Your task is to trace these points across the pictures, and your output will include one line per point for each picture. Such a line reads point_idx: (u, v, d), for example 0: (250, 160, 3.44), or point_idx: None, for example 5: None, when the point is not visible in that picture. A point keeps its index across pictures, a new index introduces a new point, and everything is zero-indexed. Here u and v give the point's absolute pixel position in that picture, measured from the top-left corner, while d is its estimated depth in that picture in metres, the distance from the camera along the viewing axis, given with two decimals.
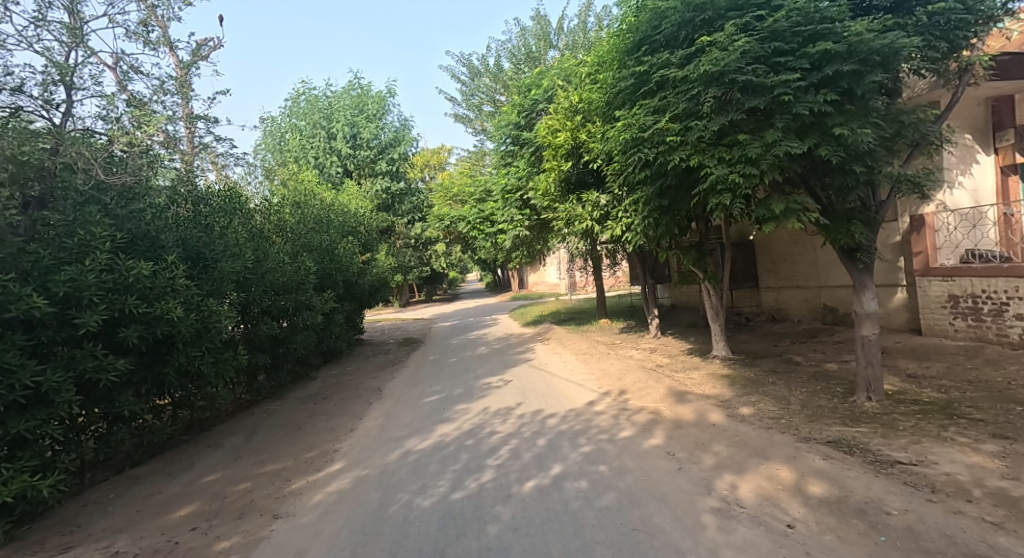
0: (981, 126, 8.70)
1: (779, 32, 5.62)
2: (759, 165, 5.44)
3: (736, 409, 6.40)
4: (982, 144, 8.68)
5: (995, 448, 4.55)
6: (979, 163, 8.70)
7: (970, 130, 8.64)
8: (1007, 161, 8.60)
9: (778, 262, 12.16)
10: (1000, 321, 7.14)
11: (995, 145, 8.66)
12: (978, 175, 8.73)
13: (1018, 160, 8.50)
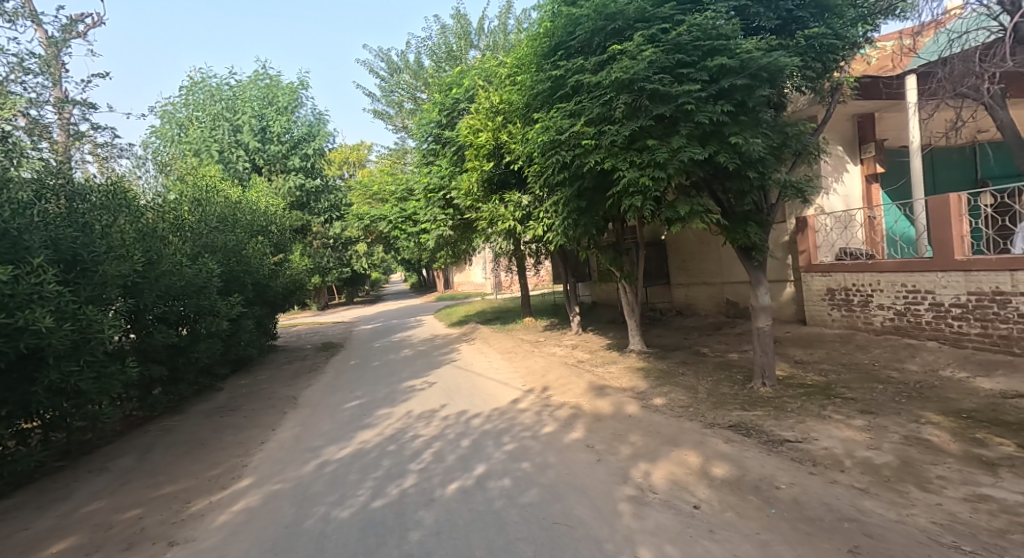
0: (850, 139, 9.79)
1: (682, 45, 5.97)
2: (666, 169, 5.80)
3: (650, 400, 6.77)
4: (850, 155, 9.78)
5: (863, 423, 5.17)
6: (849, 171, 9.79)
7: (841, 142, 9.69)
8: (870, 171, 9.74)
9: (687, 260, 12.98)
10: (867, 310, 8.11)
11: (861, 157, 9.79)
12: (850, 182, 9.83)
13: (878, 170, 9.66)
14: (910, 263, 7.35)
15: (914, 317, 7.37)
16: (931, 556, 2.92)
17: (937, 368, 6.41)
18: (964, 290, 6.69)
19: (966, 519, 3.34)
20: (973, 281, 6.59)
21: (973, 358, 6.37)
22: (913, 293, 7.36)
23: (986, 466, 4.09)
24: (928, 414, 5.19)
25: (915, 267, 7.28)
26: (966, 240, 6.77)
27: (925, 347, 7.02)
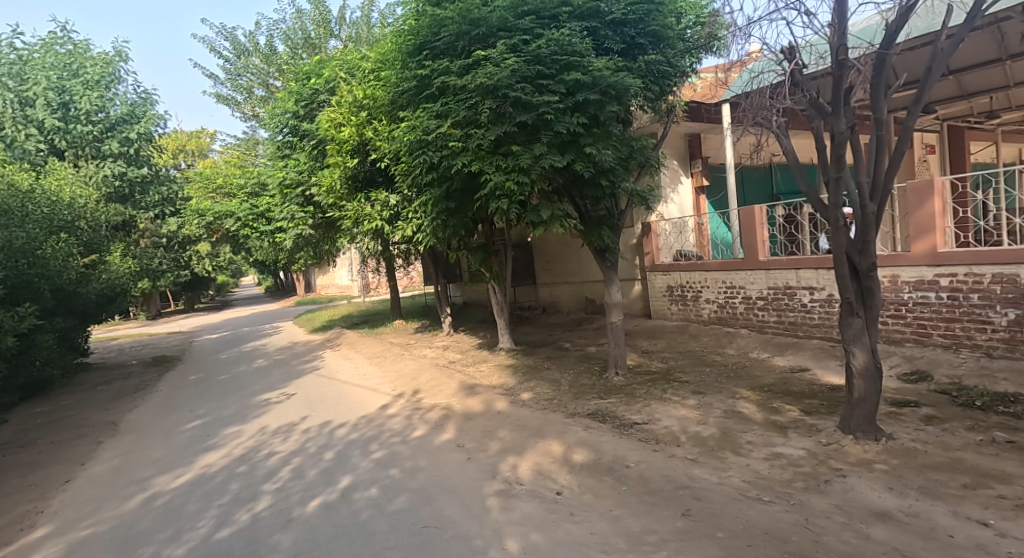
0: (682, 155, 11.15)
1: (541, 58, 6.29)
2: (529, 174, 6.12)
3: (517, 395, 7.07)
4: (683, 169, 11.14)
5: (695, 402, 5.96)
6: (682, 184, 11.15)
7: (675, 157, 11.01)
8: (698, 184, 11.19)
9: (551, 261, 13.74)
10: (698, 304, 9.32)
11: (691, 171, 11.20)
12: (683, 192, 11.20)
13: (704, 183, 11.13)
14: (729, 263, 8.61)
15: (732, 309, 8.65)
16: (743, 509, 3.49)
17: (748, 351, 7.60)
18: (765, 286, 8.02)
19: (767, 475, 4.06)
20: (772, 278, 7.92)
21: (772, 341, 7.67)
22: (731, 288, 8.63)
23: (780, 429, 4.98)
24: (742, 390, 6.15)
25: (732, 266, 8.55)
26: (766, 244, 8.13)
27: (742, 334, 8.28)
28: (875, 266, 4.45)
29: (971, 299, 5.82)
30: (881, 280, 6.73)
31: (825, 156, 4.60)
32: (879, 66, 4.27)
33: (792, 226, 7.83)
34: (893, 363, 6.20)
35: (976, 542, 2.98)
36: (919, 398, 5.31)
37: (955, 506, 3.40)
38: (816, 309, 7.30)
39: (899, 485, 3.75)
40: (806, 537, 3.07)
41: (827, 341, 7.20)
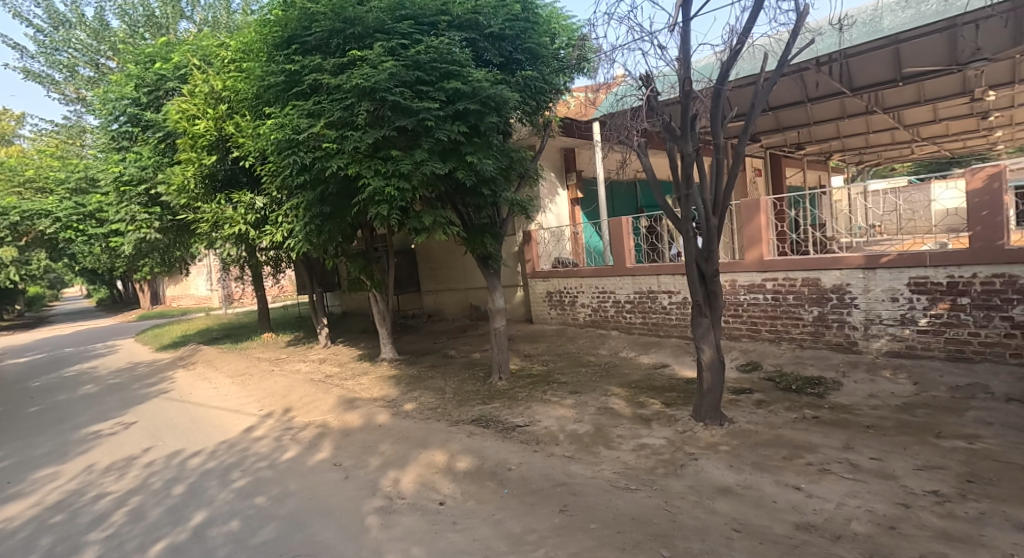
0: (559, 168, 11.74)
1: (421, 63, 6.24)
2: (410, 180, 6.04)
3: (400, 406, 6.90)
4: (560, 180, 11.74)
5: (572, 401, 6.27)
6: (558, 195, 11.72)
7: (553, 169, 11.56)
8: (574, 196, 11.86)
9: (435, 268, 13.64)
10: (575, 308, 9.84)
11: (567, 183, 11.85)
12: (560, 203, 11.79)
13: (578, 195, 11.81)
14: (602, 270, 9.21)
15: (605, 312, 9.25)
16: (613, 499, 3.76)
17: (619, 351, 8.20)
18: (633, 290, 8.71)
19: (634, 465, 4.42)
20: (638, 283, 8.62)
21: (638, 341, 8.36)
22: (604, 293, 9.24)
23: (645, 421, 5.44)
24: (613, 387, 6.60)
25: (605, 272, 9.16)
26: (631, 252, 8.82)
27: (614, 335, 8.91)
28: (718, 271, 5.09)
29: (789, 299, 6.83)
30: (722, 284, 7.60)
31: (678, 173, 5.17)
32: (716, 98, 4.93)
33: (653, 236, 8.58)
34: (732, 355, 7.06)
35: (798, 506, 3.53)
36: (753, 384, 6.11)
37: (779, 477, 4.02)
38: (674, 310, 8.10)
39: (738, 463, 4.32)
40: (665, 518, 3.41)
41: (683, 339, 8.02)
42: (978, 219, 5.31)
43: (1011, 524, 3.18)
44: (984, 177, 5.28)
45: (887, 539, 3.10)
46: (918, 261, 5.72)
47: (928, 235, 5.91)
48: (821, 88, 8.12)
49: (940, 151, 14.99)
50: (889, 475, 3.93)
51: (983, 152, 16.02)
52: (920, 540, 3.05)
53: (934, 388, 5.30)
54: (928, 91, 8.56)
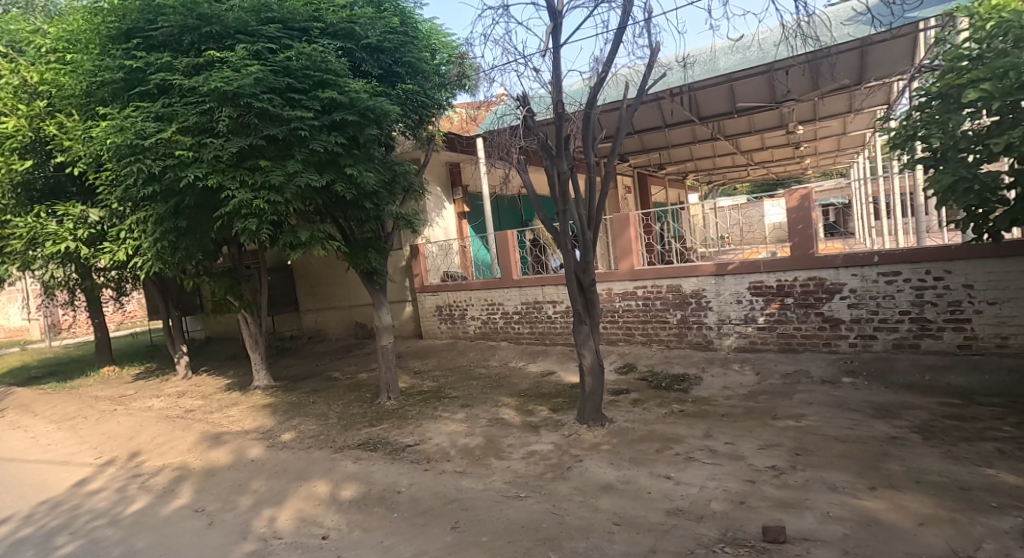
0: (445, 180, 11.78)
1: (291, 70, 5.93)
2: (283, 193, 5.68)
3: (276, 437, 6.37)
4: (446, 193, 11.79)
5: (463, 415, 6.29)
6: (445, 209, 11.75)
7: (438, 183, 11.55)
8: (461, 209, 11.98)
9: (315, 286, 12.86)
10: (465, 321, 9.89)
11: (454, 197, 11.95)
12: (447, 217, 11.81)
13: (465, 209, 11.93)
14: (490, 282, 9.37)
15: (494, 324, 9.42)
16: (504, 509, 3.84)
17: (508, 361, 8.40)
18: (520, 301, 8.99)
19: (523, 472, 4.57)
20: (525, 294, 8.92)
21: (527, 350, 8.66)
22: (492, 305, 9.40)
23: (534, 429, 5.64)
24: (503, 398, 6.74)
25: (493, 285, 9.33)
26: (518, 264, 9.09)
27: (503, 346, 9.13)
28: (595, 280, 5.47)
29: (657, 305, 7.53)
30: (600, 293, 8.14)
31: (556, 190, 5.50)
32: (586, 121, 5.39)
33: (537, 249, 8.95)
34: (611, 358, 7.62)
35: (669, 496, 3.90)
36: (630, 385, 6.63)
37: (652, 468, 4.42)
38: (559, 319, 8.51)
39: (618, 459, 4.67)
40: (553, 521, 3.57)
41: (568, 346, 8.46)
42: (795, 232, 6.36)
43: (829, 486, 3.84)
44: (800, 196, 6.33)
45: (739, 513, 3.57)
46: (754, 268, 6.68)
47: (761, 244, 6.78)
48: (674, 117, 9.06)
49: (767, 173, 17.60)
50: (740, 456, 4.52)
51: (798, 175, 19.13)
52: (764, 511, 3.56)
53: (772, 376, 6.20)
54: (757, 122, 9.95)
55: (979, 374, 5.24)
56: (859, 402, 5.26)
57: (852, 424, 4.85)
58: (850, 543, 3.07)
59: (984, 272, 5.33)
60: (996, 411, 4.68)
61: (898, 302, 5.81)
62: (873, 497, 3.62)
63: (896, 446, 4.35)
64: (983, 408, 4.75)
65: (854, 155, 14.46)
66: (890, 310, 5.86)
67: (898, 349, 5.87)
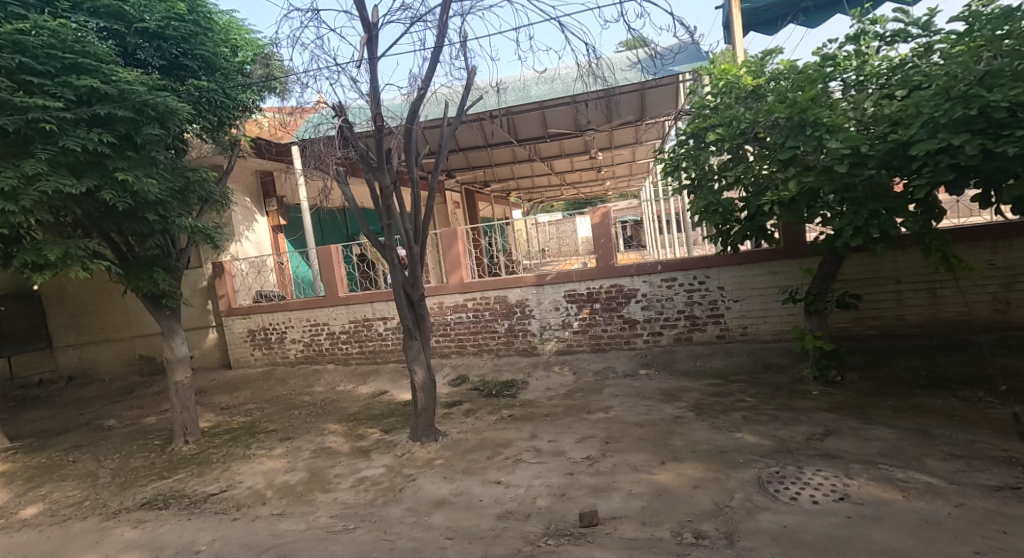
0: (255, 192, 10.11)
1: (25, 47, 4.74)
2: (18, 201, 4.46)
3: (16, 513, 4.92)
4: (256, 206, 10.13)
5: (282, 450, 5.67)
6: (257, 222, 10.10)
7: (247, 193, 9.84)
8: (275, 222, 10.41)
9: (77, 314, 10.33)
10: (283, 345, 8.93)
11: (266, 209, 10.33)
12: (258, 230, 10.12)
13: (281, 222, 10.41)
14: (311, 301, 8.64)
15: (318, 345, 8.71)
16: (328, 547, 3.56)
17: (335, 386, 7.88)
18: (347, 320, 8.48)
19: (352, 503, 4.30)
20: (351, 312, 8.45)
21: (356, 371, 8.25)
22: (315, 325, 8.68)
23: (364, 453, 5.38)
24: (330, 425, 6.29)
25: (314, 304, 8.62)
26: (344, 281, 8.58)
27: (327, 370, 8.50)
28: (423, 296, 5.50)
29: (485, 316, 7.82)
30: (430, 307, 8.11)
31: (379, 205, 5.41)
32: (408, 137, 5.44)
33: (366, 264, 8.58)
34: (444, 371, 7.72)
35: (497, 500, 4.09)
36: (462, 396, 6.77)
37: (483, 476, 4.58)
38: (390, 335, 8.25)
39: (451, 472, 4.72)
40: (384, 549, 3.44)
41: (400, 363, 8.26)
42: (599, 245, 7.24)
43: (630, 467, 4.45)
44: (601, 214, 7.23)
45: (560, 505, 3.91)
46: (569, 278, 7.40)
47: (574, 255, 7.49)
48: (495, 138, 9.47)
49: (577, 194, 19.64)
50: (560, 451, 4.95)
51: (598, 196, 21.74)
52: (580, 499, 3.96)
53: (586, 374, 6.94)
54: (566, 147, 10.96)
55: (732, 358, 6.62)
56: (652, 389, 6.20)
57: (647, 410, 5.69)
58: (646, 515, 3.61)
59: (731, 275, 6.74)
60: (743, 386, 5.96)
61: (676, 302, 7.00)
62: (662, 470, 4.31)
63: (678, 424, 5.23)
64: (734, 384, 6.01)
65: (642, 179, 16.93)
66: (671, 310, 7.04)
67: (678, 341, 7.07)
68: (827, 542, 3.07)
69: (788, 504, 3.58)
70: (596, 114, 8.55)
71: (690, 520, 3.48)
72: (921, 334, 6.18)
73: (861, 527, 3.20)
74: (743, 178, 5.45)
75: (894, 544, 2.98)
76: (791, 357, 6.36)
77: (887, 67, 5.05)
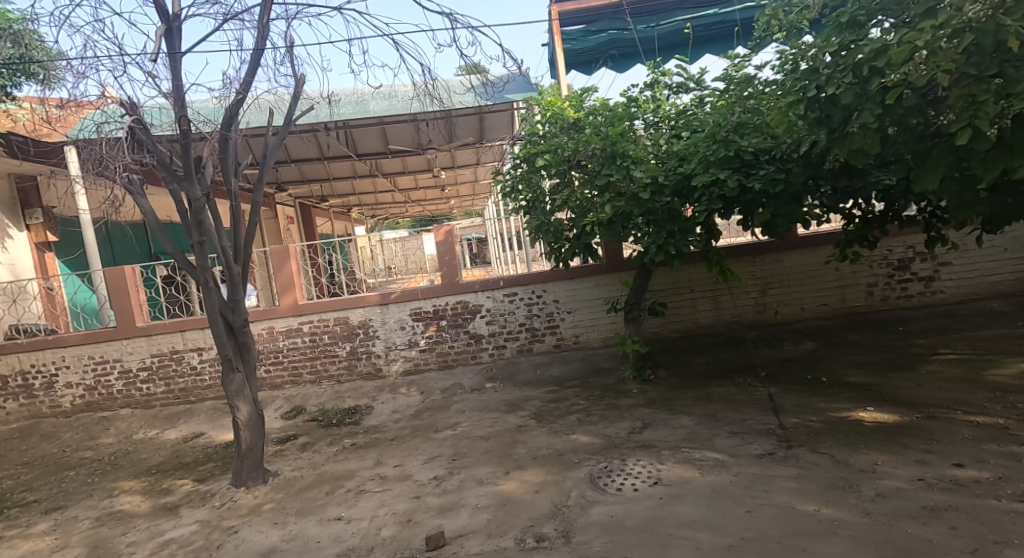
0: (8, 201, 8.00)
1: None
2: None
3: None
4: (10, 218, 7.99)
5: (48, 524, 4.51)
6: (12, 238, 7.96)
7: None
8: (40, 238, 8.35)
9: None
10: (54, 392, 7.17)
11: (25, 222, 8.19)
12: (15, 248, 7.97)
13: (50, 238, 8.43)
14: (93, 334, 7.09)
15: (105, 388, 7.18)
16: None
17: (130, 435, 6.58)
18: (147, 354, 7.14)
19: None
20: (154, 345, 7.15)
21: (159, 415, 6.99)
22: (101, 364, 7.14)
23: (169, 511, 4.55)
24: (122, 483, 5.22)
25: (98, 337, 7.10)
26: (144, 308, 7.23)
27: (118, 416, 7.05)
28: (246, 322, 4.93)
29: (324, 339, 7.30)
30: (258, 333, 7.33)
31: (187, 220, 4.72)
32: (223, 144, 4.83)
33: (174, 289, 7.38)
34: (277, 405, 6.99)
35: (336, 539, 3.80)
36: (297, 430, 6.20)
37: (321, 514, 4.21)
38: (207, 369, 7.16)
39: (281, 516, 4.25)
40: None
41: (219, 400, 7.21)
42: (444, 263, 7.27)
43: (476, 482, 4.51)
44: (445, 232, 7.29)
45: (404, 533, 3.78)
46: (414, 296, 7.29)
47: (421, 272, 7.54)
48: (331, 150, 8.91)
49: (422, 211, 19.53)
50: (406, 475, 4.80)
51: (444, 214, 21.94)
52: (425, 522, 3.88)
53: (433, 393, 6.87)
54: (409, 165, 10.83)
55: (567, 365, 7.16)
56: (497, 402, 6.39)
57: (492, 422, 5.85)
58: (491, 527, 3.69)
59: (564, 289, 7.31)
60: (576, 390, 6.48)
61: (518, 316, 7.34)
62: (507, 480, 4.46)
63: (522, 433, 5.47)
64: (570, 389, 6.51)
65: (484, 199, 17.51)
66: (513, 323, 7.36)
67: (520, 353, 7.41)
68: (645, 524, 3.48)
69: (615, 495, 3.98)
70: (436, 134, 8.58)
71: (532, 525, 3.66)
72: (709, 334, 7.44)
73: (670, 506, 3.71)
74: (568, 202, 5.99)
75: (694, 516, 3.51)
76: (615, 361, 7.11)
77: (675, 112, 6.02)
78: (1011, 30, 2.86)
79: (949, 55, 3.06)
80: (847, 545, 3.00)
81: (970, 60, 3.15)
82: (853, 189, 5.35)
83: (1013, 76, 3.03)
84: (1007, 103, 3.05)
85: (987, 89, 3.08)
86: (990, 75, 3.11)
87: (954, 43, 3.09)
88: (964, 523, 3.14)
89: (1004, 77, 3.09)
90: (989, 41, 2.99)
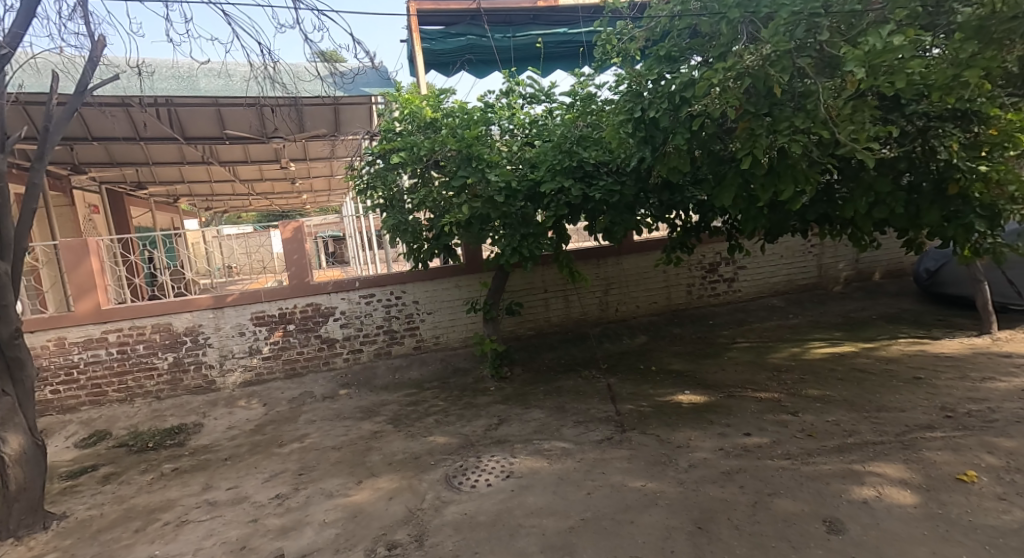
0: None
1: None
2: None
3: None
4: None
5: None
6: None
7: None
8: None
9: None
10: None
11: None
12: None
13: None
14: None
15: None
16: None
17: None
18: None
19: None
20: None
21: None
22: None
23: None
24: None
25: None
26: None
27: None
28: (19, 333, 3.95)
29: (137, 350, 6.28)
30: (43, 346, 6.07)
31: None
32: None
33: None
34: (69, 432, 5.75)
35: None
36: (97, 460, 5.18)
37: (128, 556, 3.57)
38: None
39: None
40: None
41: None
42: (292, 262, 6.67)
43: (325, 495, 4.22)
44: (293, 229, 6.70)
45: None
46: (256, 298, 6.57)
47: (266, 273, 6.72)
48: (149, 130, 7.58)
49: (269, 205, 17.71)
50: (241, 498, 4.30)
51: (296, 209, 20.19)
52: (263, 547, 3.53)
53: (278, 404, 6.26)
54: (252, 154, 9.71)
55: (425, 367, 7.08)
56: (350, 409, 6.06)
57: (345, 431, 5.53)
58: (339, 542, 3.50)
59: (424, 290, 7.21)
60: (434, 392, 6.44)
61: (375, 318, 7.04)
62: (359, 490, 4.26)
63: (377, 439, 5.27)
64: (428, 391, 6.45)
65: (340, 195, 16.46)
66: (370, 326, 7.04)
67: (377, 356, 7.11)
68: (496, 517, 3.61)
69: (469, 493, 4.05)
70: (283, 122, 7.82)
71: (384, 533, 3.56)
72: (559, 332, 7.96)
73: (520, 497, 3.89)
74: (425, 202, 5.95)
75: (541, 504, 3.74)
76: (473, 360, 7.23)
77: (528, 120, 6.30)
78: (774, 79, 3.56)
79: (734, 94, 3.71)
80: (665, 513, 3.45)
81: (749, 100, 3.82)
82: (674, 202, 6.16)
83: (777, 116, 3.78)
84: (773, 138, 3.79)
85: (761, 125, 3.78)
86: (762, 114, 3.83)
87: (737, 84, 3.73)
88: (749, 481, 3.83)
89: (772, 117, 3.83)
90: (762, 86, 3.69)
